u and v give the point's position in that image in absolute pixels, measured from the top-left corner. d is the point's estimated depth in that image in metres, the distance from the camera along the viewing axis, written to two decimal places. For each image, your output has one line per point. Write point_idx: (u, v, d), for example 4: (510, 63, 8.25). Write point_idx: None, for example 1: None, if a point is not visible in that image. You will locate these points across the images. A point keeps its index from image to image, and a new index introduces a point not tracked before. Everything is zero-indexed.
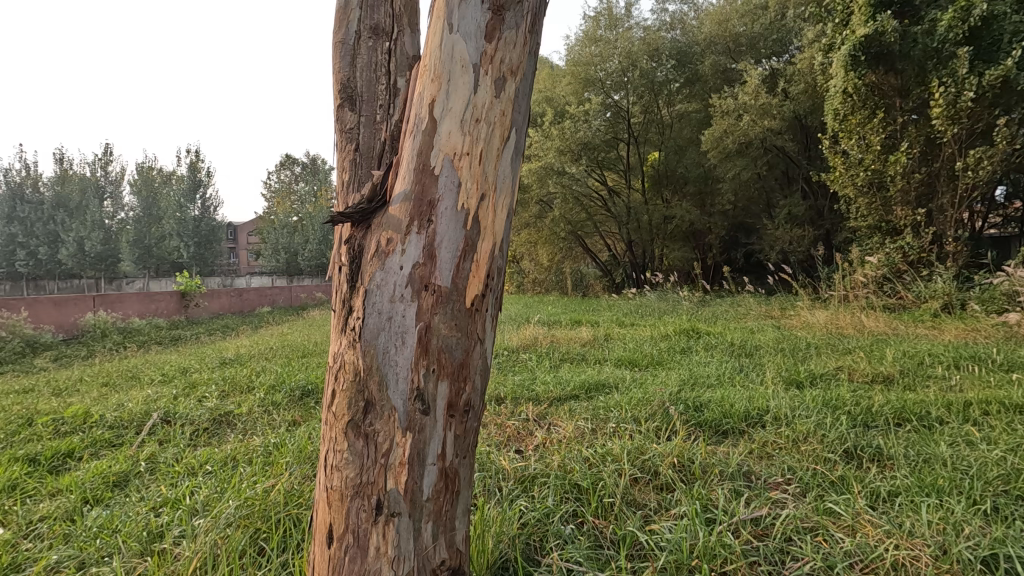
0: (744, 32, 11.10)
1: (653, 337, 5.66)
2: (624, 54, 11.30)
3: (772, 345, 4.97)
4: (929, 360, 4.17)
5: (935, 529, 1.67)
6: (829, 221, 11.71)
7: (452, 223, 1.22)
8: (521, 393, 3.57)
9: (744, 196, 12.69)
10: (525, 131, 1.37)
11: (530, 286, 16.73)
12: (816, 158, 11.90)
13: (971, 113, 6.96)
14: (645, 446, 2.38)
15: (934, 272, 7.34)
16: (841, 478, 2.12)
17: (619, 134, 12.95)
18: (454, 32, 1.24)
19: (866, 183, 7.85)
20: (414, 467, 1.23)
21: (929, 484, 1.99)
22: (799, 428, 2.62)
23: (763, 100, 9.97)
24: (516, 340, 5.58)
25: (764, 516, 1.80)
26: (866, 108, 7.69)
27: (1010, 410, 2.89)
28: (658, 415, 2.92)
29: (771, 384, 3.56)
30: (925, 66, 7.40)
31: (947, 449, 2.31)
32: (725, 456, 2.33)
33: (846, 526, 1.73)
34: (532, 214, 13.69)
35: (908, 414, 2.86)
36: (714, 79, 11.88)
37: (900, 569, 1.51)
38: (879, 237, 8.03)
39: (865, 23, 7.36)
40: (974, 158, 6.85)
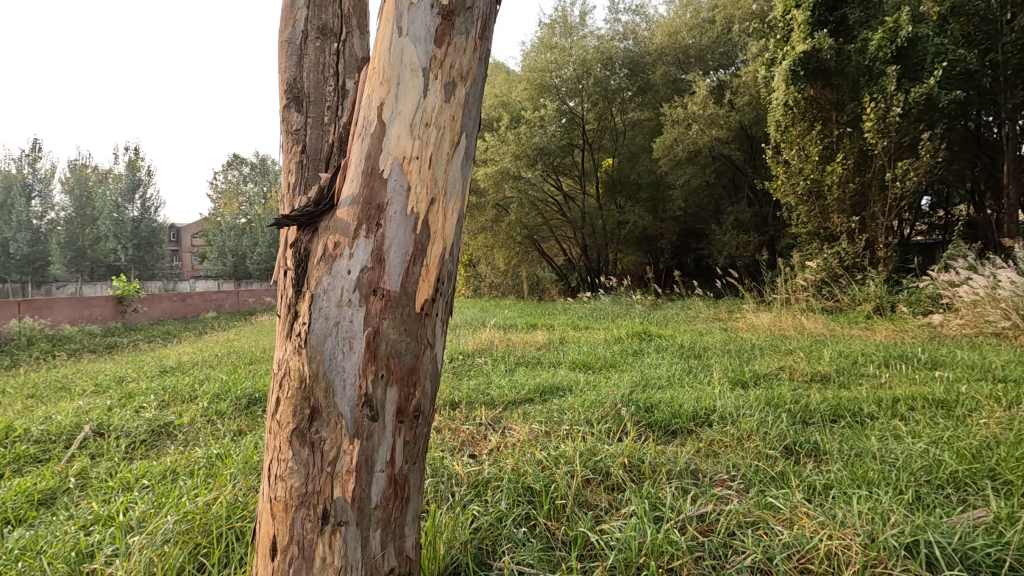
0: (693, 45, 11.56)
1: (606, 340, 5.77)
2: (579, 62, 11.50)
3: (719, 347, 5.15)
4: (862, 359, 4.42)
5: (865, 518, 1.76)
6: (773, 227, 12.23)
7: (402, 228, 1.22)
8: (476, 397, 3.57)
9: (693, 203, 13.12)
10: (476, 136, 1.38)
11: (487, 290, 16.72)
12: (761, 167, 12.43)
13: (899, 127, 7.44)
14: (597, 447, 2.42)
15: (867, 276, 7.78)
16: (782, 473, 2.22)
17: (574, 140, 13.16)
18: (403, 36, 1.23)
19: (806, 192, 8.27)
20: (362, 475, 1.21)
21: (860, 476, 2.11)
22: (743, 427, 2.73)
23: (711, 111, 10.36)
24: (472, 344, 5.57)
25: (708, 512, 1.86)
26: (805, 120, 8.13)
27: (932, 404, 3.11)
28: (610, 416, 2.99)
29: (718, 384, 3.70)
30: (859, 81, 7.87)
31: (877, 443, 2.45)
32: (674, 456, 2.40)
33: (784, 519, 1.82)
34: (488, 218, 13.71)
35: (843, 410, 3.03)
36: (664, 89, 12.24)
37: (832, 558, 1.59)
38: (818, 243, 8.43)
39: (804, 40, 7.78)
40: (902, 170, 7.37)
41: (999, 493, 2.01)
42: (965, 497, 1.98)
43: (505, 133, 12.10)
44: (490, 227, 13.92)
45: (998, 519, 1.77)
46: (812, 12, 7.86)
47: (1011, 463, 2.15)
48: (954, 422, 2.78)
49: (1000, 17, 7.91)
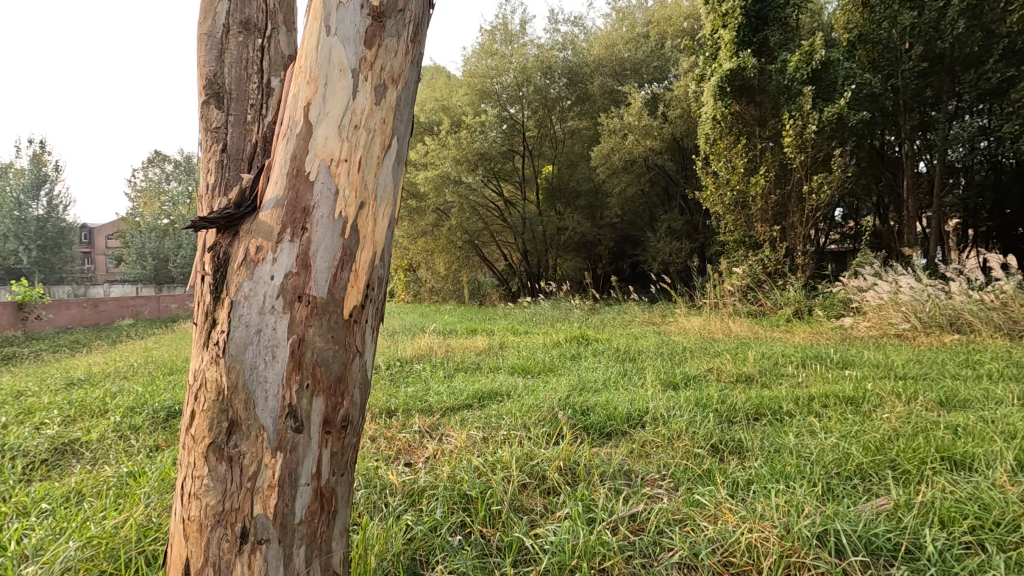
0: (628, 58, 11.98)
1: (545, 344, 5.84)
2: (519, 69, 11.66)
3: (653, 350, 5.33)
4: (783, 360, 4.72)
5: (782, 511, 1.87)
6: (703, 235, 12.80)
7: (329, 232, 1.18)
8: (413, 404, 3.51)
9: (629, 210, 13.57)
10: (408, 140, 1.36)
11: (427, 295, 16.52)
12: (692, 177, 13.01)
13: (814, 143, 8.02)
14: (534, 452, 2.44)
15: (787, 282, 8.28)
16: (708, 470, 2.31)
17: (515, 146, 13.27)
18: (332, 35, 1.20)
19: (733, 202, 8.73)
20: (285, 490, 1.16)
21: (779, 471, 2.24)
22: (674, 427, 2.83)
23: (646, 122, 10.78)
24: (410, 349, 5.48)
25: (640, 511, 1.91)
26: (731, 134, 8.66)
27: (843, 401, 3.35)
28: (547, 420, 3.02)
29: (651, 386, 3.83)
30: (779, 99, 8.41)
31: (794, 439, 2.61)
32: (607, 457, 2.45)
33: (710, 515, 1.90)
34: (428, 222, 13.34)
35: (765, 409, 3.21)
36: (602, 100, 12.59)
37: (752, 550, 1.67)
38: (743, 250, 8.89)
39: (731, 58, 8.27)
40: (818, 183, 7.94)
41: (898, 482, 2.20)
42: (868, 487, 2.14)
43: (446, 138, 12.07)
44: (431, 232, 13.70)
45: (897, 506, 1.93)
46: (737, 32, 8.34)
47: (909, 454, 2.35)
48: (861, 417, 3.00)
49: (899, 46, 8.70)
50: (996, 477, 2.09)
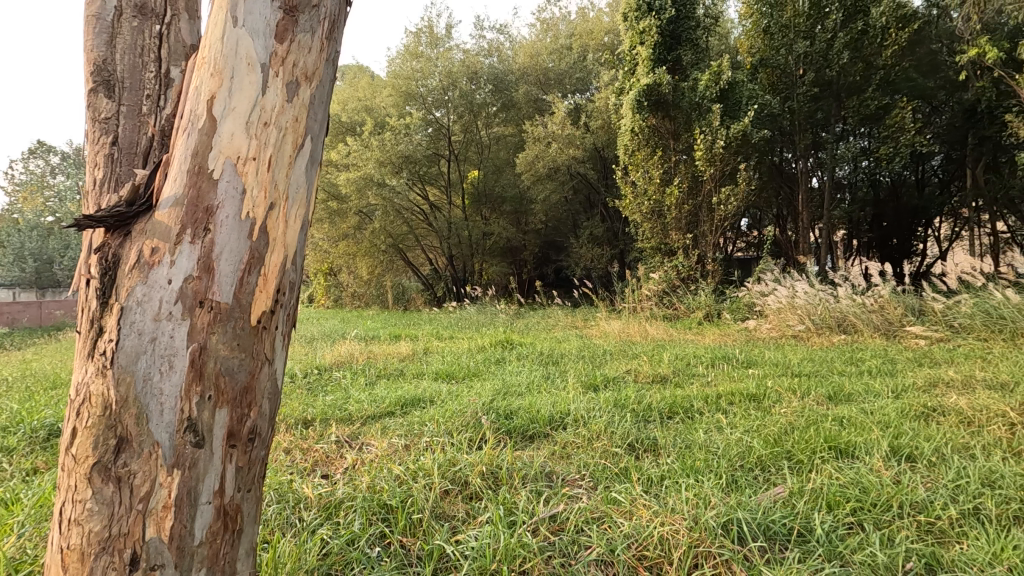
0: (552, 68, 12.35)
1: (470, 350, 5.82)
2: (445, 73, 11.63)
3: (575, 353, 5.48)
4: (694, 361, 5.00)
5: (691, 503, 1.97)
6: (623, 242, 13.31)
7: (235, 233, 1.11)
8: (332, 413, 3.39)
9: (553, 216, 13.89)
10: (323, 139, 1.31)
11: (349, 300, 16.00)
12: (612, 186, 13.47)
13: (722, 158, 8.60)
14: (456, 458, 2.42)
15: (699, 287, 8.80)
16: (625, 469, 2.40)
17: (440, 150, 13.17)
18: (239, 27, 1.15)
19: (650, 211, 9.15)
20: (183, 509, 1.08)
21: (689, 466, 2.36)
22: (593, 428, 2.93)
23: (568, 131, 11.12)
24: (330, 357, 5.27)
25: (560, 511, 1.95)
26: (648, 146, 9.13)
27: (746, 398, 3.59)
28: (470, 425, 3.01)
29: (572, 389, 3.92)
30: (691, 115, 8.94)
31: (704, 435, 2.77)
32: (530, 460, 2.49)
33: (626, 511, 1.97)
34: (350, 225, 12.88)
35: (677, 407, 3.39)
36: (526, 107, 12.83)
37: (664, 542, 1.75)
38: (660, 257, 9.32)
39: (648, 74, 8.70)
40: (725, 195, 8.52)
41: (793, 471, 2.39)
42: (768, 477, 2.31)
43: (369, 139, 11.77)
44: (352, 236, 13.21)
45: (793, 493, 2.10)
46: (653, 50, 8.78)
47: (802, 445, 2.56)
48: (762, 412, 3.24)
49: (794, 72, 9.50)
50: (873, 462, 2.33)
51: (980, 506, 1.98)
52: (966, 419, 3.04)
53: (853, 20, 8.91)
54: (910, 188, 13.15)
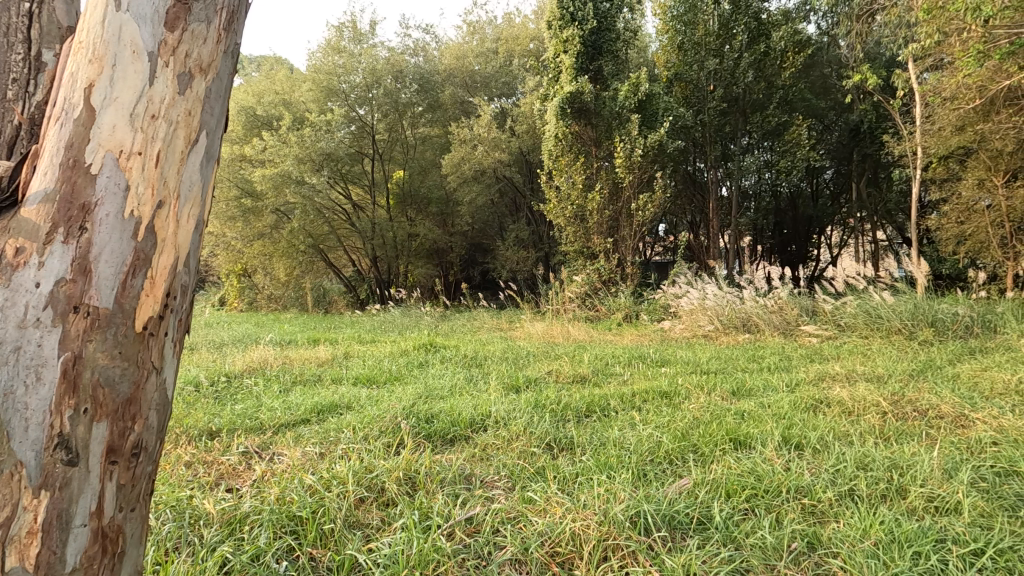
0: (479, 71, 12.45)
1: (392, 353, 5.70)
2: (368, 70, 11.37)
3: (498, 354, 5.52)
4: (612, 360, 5.20)
5: (601, 499, 2.04)
6: (548, 245, 13.58)
7: (116, 233, 1.04)
8: (241, 423, 3.20)
9: (479, 219, 13.95)
10: (219, 134, 1.25)
11: (264, 303, 15.18)
12: (537, 190, 13.67)
13: (640, 165, 9.01)
14: (373, 464, 2.37)
15: (619, 289, 9.14)
16: (541, 468, 2.45)
17: (364, 149, 12.84)
18: (123, 11, 1.07)
19: (573, 215, 9.36)
20: (52, 534, 0.98)
21: (603, 462, 2.45)
22: (513, 428, 2.97)
23: (494, 135, 11.21)
24: (240, 363, 4.97)
25: (476, 513, 1.97)
26: (571, 151, 9.35)
27: (659, 396, 3.77)
28: (389, 430, 2.95)
29: (494, 391, 3.96)
30: (611, 123, 9.29)
31: (618, 432, 2.89)
32: (448, 463, 2.49)
33: (540, 509, 2.01)
34: (266, 224, 12.23)
35: (595, 406, 3.50)
36: (453, 109, 12.80)
37: (575, 537, 1.81)
38: (582, 260, 9.57)
39: (571, 82, 8.95)
40: (643, 202, 8.93)
41: (696, 463, 2.54)
42: (675, 469, 2.44)
43: (287, 134, 11.25)
44: (269, 235, 12.56)
45: (697, 484, 2.22)
46: (576, 59, 9.04)
47: (706, 439, 2.73)
48: (672, 408, 3.44)
49: (705, 87, 10.10)
50: (766, 452, 2.53)
51: (854, 486, 2.20)
52: (846, 409, 3.36)
53: (757, 42, 9.63)
54: (806, 199, 14.38)
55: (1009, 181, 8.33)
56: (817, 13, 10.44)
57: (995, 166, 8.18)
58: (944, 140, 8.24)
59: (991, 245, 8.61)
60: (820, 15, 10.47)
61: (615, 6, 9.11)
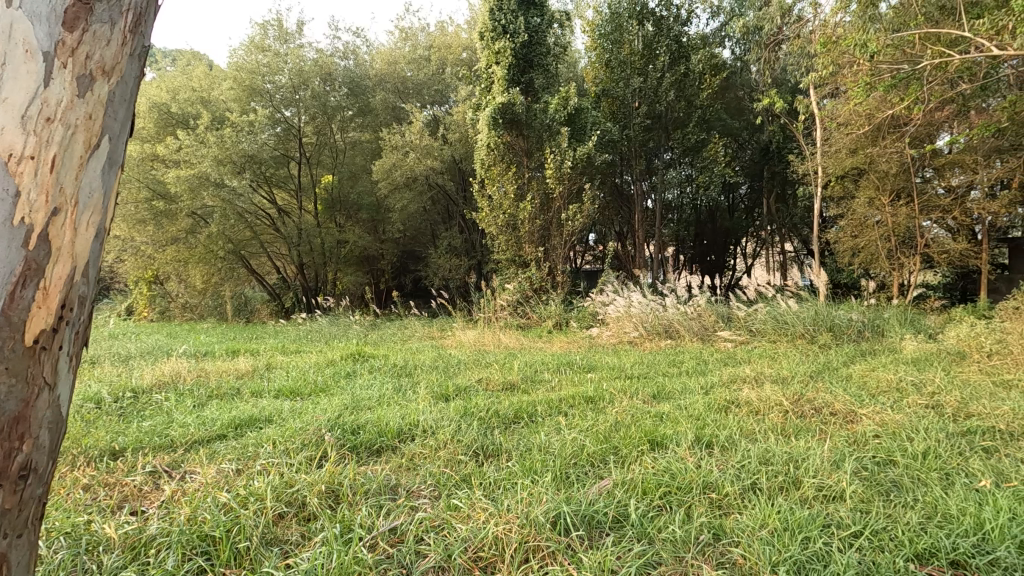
0: (411, 77, 12.39)
1: (318, 364, 5.52)
2: (295, 71, 11.00)
3: (428, 363, 5.49)
4: (542, 367, 5.32)
5: (524, 503, 2.10)
6: (480, 253, 13.65)
7: (4, 241, 0.97)
8: (149, 441, 3.00)
9: (410, 226, 13.81)
10: (121, 139, 1.21)
11: (178, 312, 14.23)
12: (470, 198, 13.73)
13: (569, 176, 9.28)
14: (294, 478, 2.31)
15: (550, 297, 9.33)
16: (466, 476, 2.47)
17: (290, 151, 12.39)
18: (12, 6, 1.01)
19: (504, 224, 9.45)
20: None
21: (528, 467, 2.52)
22: (441, 437, 2.97)
23: (427, 142, 11.18)
24: (149, 377, 4.64)
25: (400, 523, 1.97)
26: (503, 161, 9.47)
27: (585, 401, 3.90)
28: (312, 443, 2.87)
29: (423, 400, 3.94)
30: (542, 135, 9.52)
31: (543, 437, 2.97)
32: (373, 474, 2.46)
33: (464, 515, 2.04)
34: (181, 228, 11.50)
35: (523, 412, 3.58)
36: (384, 114, 12.66)
37: (498, 541, 1.85)
38: (514, 268, 9.68)
39: (503, 93, 9.07)
40: (572, 212, 9.20)
41: (617, 464, 2.66)
42: (597, 471, 2.53)
43: (205, 134, 10.64)
44: (184, 240, 11.81)
45: (616, 484, 2.34)
46: (508, 70, 9.19)
47: (626, 441, 2.87)
48: (597, 412, 3.56)
49: (630, 104, 10.57)
50: (680, 452, 2.69)
51: (756, 480, 2.39)
52: (754, 409, 3.63)
53: (678, 63, 10.20)
54: (723, 212, 15.33)
55: (894, 199, 9.28)
56: (731, 40, 11.21)
57: (882, 186, 9.10)
58: (840, 161, 9.07)
59: (880, 257, 9.56)
60: (734, 41, 11.24)
61: (545, 22, 9.38)
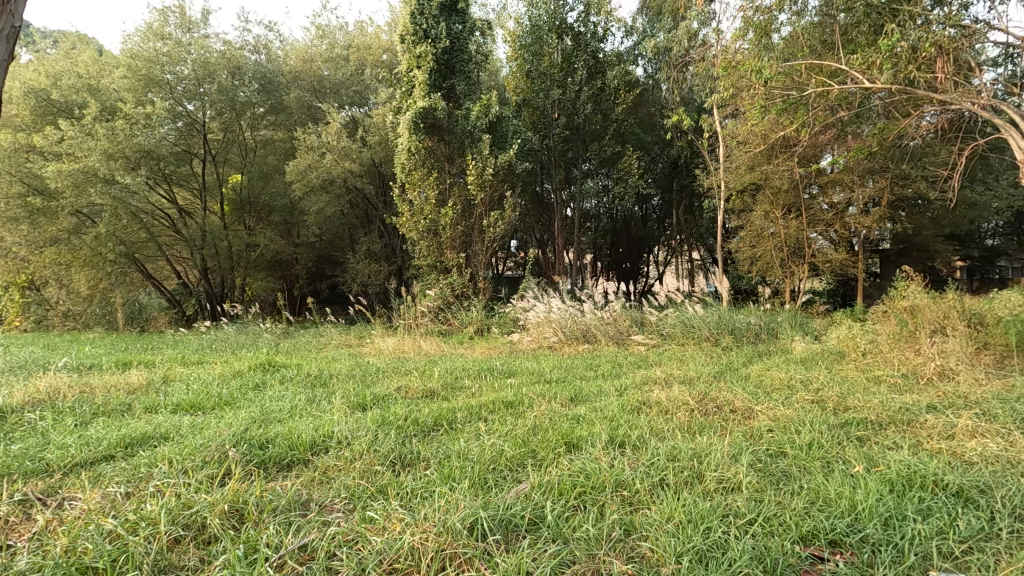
0: (327, 76, 12.01)
1: (222, 375, 5.17)
2: (198, 63, 10.23)
3: (345, 372, 5.31)
4: (462, 373, 5.30)
5: (441, 511, 2.08)
6: (401, 258, 13.43)
7: None
8: (18, 467, 2.67)
9: (327, 229, 13.32)
10: None
11: (57, 321, 12.77)
12: (390, 203, 13.48)
13: (490, 183, 9.36)
14: (192, 499, 2.14)
15: (472, 303, 9.32)
16: (382, 487, 2.41)
17: (193, 148, 11.55)
18: None
19: (426, 229, 9.33)
20: None
21: (446, 474, 2.50)
22: (356, 448, 2.88)
23: (344, 144, 10.86)
24: (20, 395, 4.12)
25: (311, 540, 1.89)
26: (424, 166, 9.36)
27: (504, 406, 3.93)
28: (214, 460, 2.68)
29: (339, 410, 3.80)
30: (463, 141, 9.55)
31: (462, 444, 2.96)
32: (283, 489, 2.34)
33: (380, 527, 1.99)
34: (63, 228, 10.36)
35: (443, 419, 3.56)
36: (299, 113, 12.21)
37: (414, 551, 1.82)
38: (435, 274, 9.59)
39: (424, 97, 9.00)
40: (494, 218, 9.28)
41: (535, 467, 2.70)
42: (515, 475, 2.56)
43: (93, 125, 9.68)
44: (66, 241, 10.64)
45: (534, 487, 2.37)
46: (429, 75, 9.12)
47: (544, 444, 2.92)
48: (516, 417, 3.61)
49: (550, 115, 10.82)
50: (595, 452, 2.78)
51: (664, 476, 2.52)
52: (664, 408, 3.83)
53: (595, 78, 10.62)
54: (637, 221, 16.08)
55: (787, 213, 10.16)
56: (643, 58, 11.82)
57: (775, 201, 9.94)
58: (740, 177, 9.80)
59: (775, 265, 10.42)
60: (646, 60, 11.87)
61: (467, 29, 9.42)
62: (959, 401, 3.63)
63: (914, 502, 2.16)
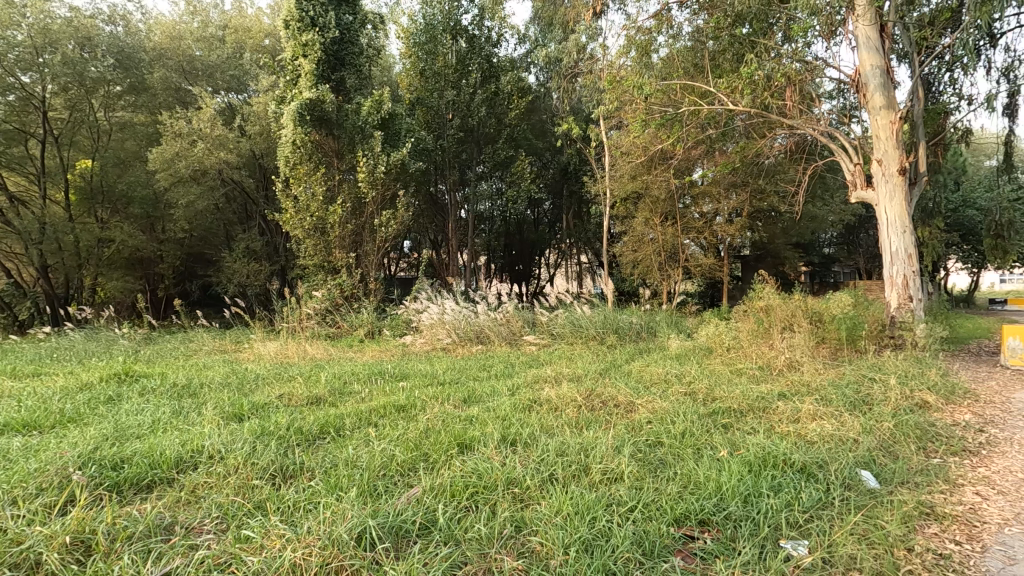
0: (200, 57, 11.11)
1: (65, 389, 4.50)
2: (38, 30, 8.79)
3: (219, 380, 4.86)
4: (351, 378, 5.08)
5: (327, 522, 1.97)
6: (284, 257, 12.62)
7: None
8: None
9: (198, 225, 12.14)
10: None
11: None
12: (272, 198, 12.62)
13: (382, 181, 9.11)
14: (23, 534, 1.84)
15: (362, 305, 8.98)
16: (261, 502, 2.24)
17: (28, 126, 9.95)
18: None
19: (312, 227, 8.84)
20: None
21: (333, 484, 2.39)
22: (231, 462, 2.65)
23: (219, 132, 9.99)
24: None
25: (174, 567, 1.70)
26: (311, 160, 8.86)
27: (396, 410, 3.83)
28: (52, 487, 2.31)
29: (210, 422, 3.46)
30: (353, 137, 9.20)
31: (351, 451, 2.83)
32: (141, 513, 2.09)
33: (256, 546, 1.85)
34: None
35: (330, 426, 3.39)
36: (164, 95, 11.07)
37: (296, 568, 1.71)
38: (322, 274, 9.11)
39: (310, 88, 8.54)
40: (385, 218, 9.03)
41: (426, 470, 2.66)
42: (406, 480, 2.50)
43: None
44: None
45: (425, 491, 2.33)
46: (317, 65, 8.66)
47: (436, 447, 2.88)
48: (408, 421, 3.53)
49: (444, 116, 10.75)
50: (488, 452, 2.80)
51: (553, 471, 2.60)
52: (554, 406, 3.95)
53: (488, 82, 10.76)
54: (529, 225, 16.50)
55: (664, 220, 10.97)
56: (536, 66, 12.16)
57: (655, 208, 10.69)
58: (624, 185, 10.41)
59: (654, 268, 11.20)
60: (538, 68, 12.23)
61: (357, 21, 9.17)
62: (802, 388, 4.15)
63: (768, 479, 2.43)
